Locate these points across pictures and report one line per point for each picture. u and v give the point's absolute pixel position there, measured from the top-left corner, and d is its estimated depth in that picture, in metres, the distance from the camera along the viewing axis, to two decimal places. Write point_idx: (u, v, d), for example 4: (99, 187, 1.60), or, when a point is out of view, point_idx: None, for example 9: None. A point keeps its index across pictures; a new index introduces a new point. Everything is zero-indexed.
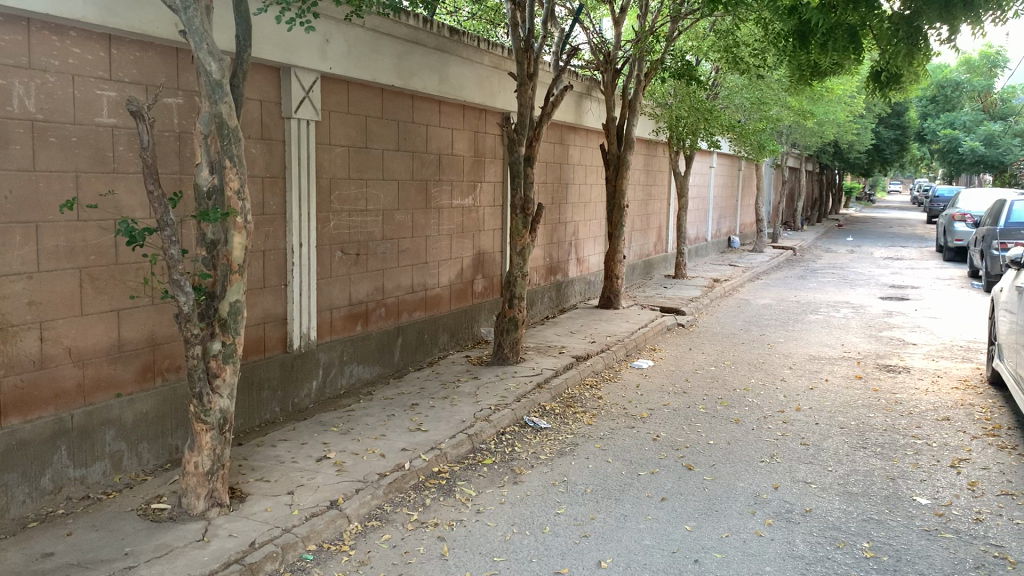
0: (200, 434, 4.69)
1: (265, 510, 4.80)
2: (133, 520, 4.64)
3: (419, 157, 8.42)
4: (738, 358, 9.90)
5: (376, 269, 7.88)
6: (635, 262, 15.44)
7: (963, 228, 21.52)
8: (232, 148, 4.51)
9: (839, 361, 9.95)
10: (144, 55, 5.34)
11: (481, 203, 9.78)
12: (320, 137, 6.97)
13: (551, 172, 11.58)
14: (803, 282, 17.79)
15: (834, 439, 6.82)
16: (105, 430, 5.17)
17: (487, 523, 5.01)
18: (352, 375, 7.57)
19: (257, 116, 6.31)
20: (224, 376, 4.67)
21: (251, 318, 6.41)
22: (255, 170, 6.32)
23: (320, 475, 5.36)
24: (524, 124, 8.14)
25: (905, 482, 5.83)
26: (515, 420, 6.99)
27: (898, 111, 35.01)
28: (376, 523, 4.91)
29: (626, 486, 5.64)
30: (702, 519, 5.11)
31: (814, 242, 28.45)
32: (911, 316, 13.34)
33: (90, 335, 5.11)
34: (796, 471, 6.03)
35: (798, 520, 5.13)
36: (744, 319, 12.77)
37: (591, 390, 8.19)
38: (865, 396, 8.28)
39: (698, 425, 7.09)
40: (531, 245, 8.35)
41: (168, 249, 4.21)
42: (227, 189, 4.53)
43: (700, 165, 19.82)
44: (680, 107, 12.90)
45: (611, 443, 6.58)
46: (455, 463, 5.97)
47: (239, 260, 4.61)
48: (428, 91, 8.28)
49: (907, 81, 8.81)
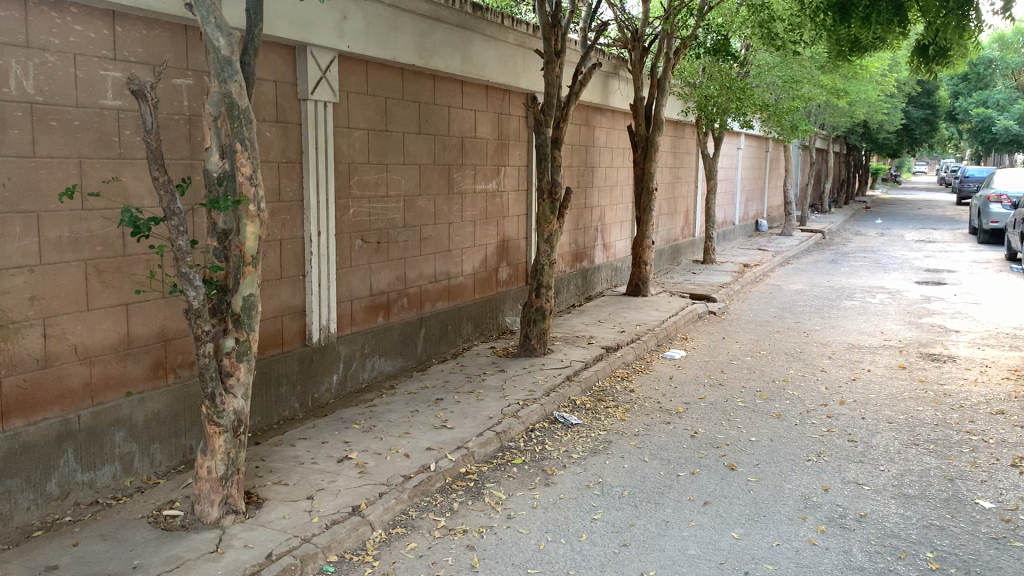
0: (212, 437, 4.39)
1: (283, 517, 4.50)
2: (143, 528, 4.37)
3: (441, 140, 8.07)
4: (773, 347, 9.50)
5: (397, 257, 7.55)
6: (663, 248, 15.03)
7: (1000, 209, 20.87)
8: (244, 131, 4.16)
9: (880, 350, 9.53)
10: (151, 32, 5.03)
11: (505, 187, 9.41)
12: (338, 119, 6.64)
13: (577, 155, 11.20)
14: (834, 266, 17.31)
15: (884, 435, 6.44)
16: (115, 431, 4.89)
17: (519, 530, 4.69)
18: (374, 368, 7.26)
19: (271, 97, 5.99)
20: (239, 375, 4.37)
21: (268, 311, 6.11)
22: (270, 155, 6.00)
23: (341, 477, 5.05)
24: (551, 104, 7.75)
25: (964, 484, 5.44)
26: (544, 415, 6.66)
27: (928, 90, 34.14)
28: (401, 531, 4.60)
29: (666, 488, 5.31)
30: (750, 525, 4.77)
31: (843, 225, 27.86)
32: (951, 302, 12.84)
33: (98, 331, 4.84)
34: (845, 471, 5.66)
35: (853, 527, 4.77)
36: (777, 306, 12.34)
37: (623, 383, 7.85)
38: (912, 388, 7.86)
39: (738, 421, 6.73)
40: (559, 232, 7.96)
41: (176, 240, 3.94)
42: (239, 174, 4.21)
43: (727, 147, 19.33)
44: (710, 85, 12.62)
45: (646, 441, 6.23)
46: (483, 463, 5.65)
47: (252, 251, 4.30)
48: (450, 70, 7.92)
49: (955, 56, 8.28)
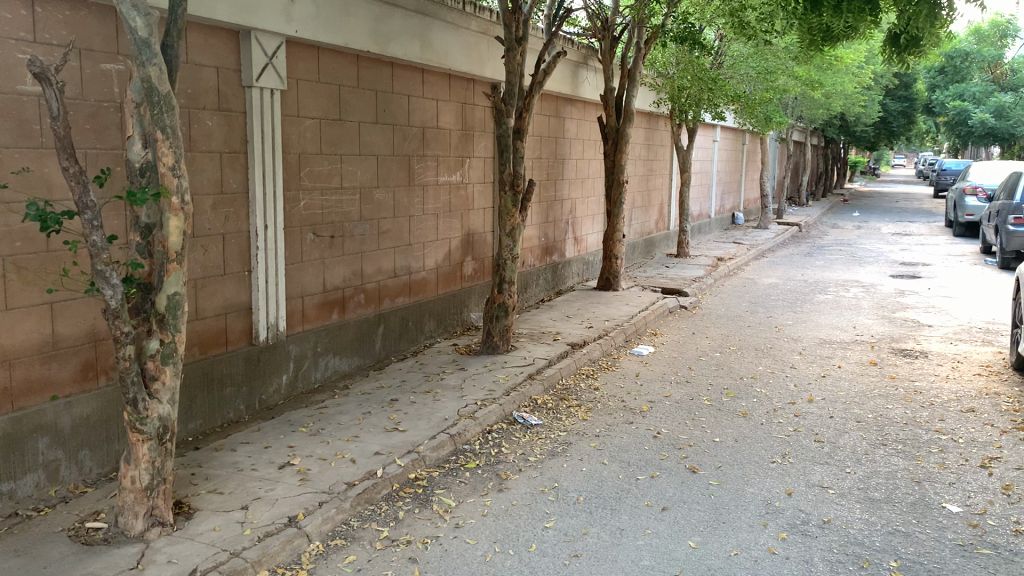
0: (136, 445, 4.10)
1: (213, 529, 4.24)
2: (61, 543, 4.09)
3: (401, 130, 7.80)
4: (743, 343, 9.32)
5: (353, 251, 7.28)
6: (636, 241, 14.84)
7: (975, 202, 20.89)
8: (164, 118, 3.87)
9: (852, 345, 9.36)
10: (75, 14, 4.73)
11: (470, 179, 9.15)
12: (287, 108, 6.36)
13: (546, 146, 10.95)
14: (810, 259, 17.18)
15: (851, 435, 6.26)
16: (37, 439, 4.60)
17: (466, 540, 4.46)
18: (328, 367, 7.00)
19: (213, 84, 5.70)
20: (164, 378, 4.10)
21: (210, 308, 5.83)
22: (211, 145, 5.71)
23: (280, 485, 4.79)
24: (513, 92, 7.51)
25: (932, 487, 5.26)
26: (503, 416, 6.43)
27: (905, 83, 34.17)
28: (340, 543, 4.35)
29: (623, 494, 5.08)
30: (708, 533, 4.56)
31: (820, 218, 27.82)
32: (925, 296, 12.73)
33: (19, 331, 4.55)
34: (810, 474, 5.47)
35: (816, 534, 4.58)
36: (750, 300, 12.18)
37: (587, 380, 7.63)
38: (882, 385, 7.70)
39: (702, 420, 6.53)
40: (522, 225, 7.72)
41: (89, 236, 3.67)
42: (161, 164, 3.92)
43: (703, 139, 19.16)
44: (683, 76, 12.40)
45: (607, 442, 6.02)
46: (434, 468, 5.40)
47: (177, 247, 4.02)
48: (409, 58, 7.64)
49: (927, 45, 8.13)
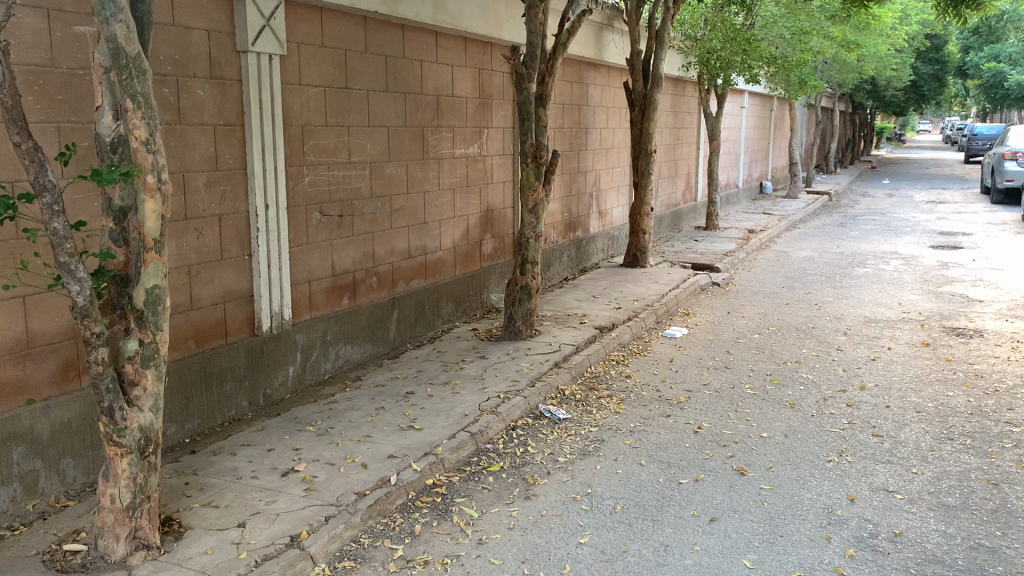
0: (114, 460, 3.59)
1: (204, 553, 3.75)
2: (33, 570, 3.62)
3: (414, 99, 7.22)
4: (783, 322, 8.72)
5: (364, 231, 6.75)
6: (663, 214, 14.23)
7: (1014, 167, 19.90)
8: (134, 85, 3.32)
9: (900, 324, 8.73)
10: None
11: (489, 151, 8.56)
12: (287, 76, 5.80)
13: (569, 115, 10.33)
14: (843, 230, 16.48)
15: (913, 428, 5.68)
16: (10, 448, 4.12)
17: (491, 560, 3.94)
18: (338, 357, 6.50)
19: (203, 49, 5.14)
20: (146, 384, 3.58)
21: (207, 297, 5.32)
22: (204, 116, 5.17)
23: (282, 497, 4.30)
24: (535, 54, 6.90)
25: (1012, 490, 4.68)
26: (528, 410, 5.90)
27: (937, 45, 32.99)
28: (348, 566, 3.85)
29: (665, 501, 4.55)
30: (765, 550, 4.01)
31: (850, 186, 26.95)
32: (970, 268, 12.01)
33: None
34: (872, 475, 4.90)
35: (887, 550, 4.02)
36: (785, 274, 11.54)
37: (618, 368, 7.07)
38: (938, 369, 7.08)
39: (746, 412, 5.97)
40: (545, 200, 7.14)
41: (49, 223, 3.15)
42: (133, 138, 3.37)
43: (730, 106, 18.40)
44: (713, 38, 11.71)
45: (644, 439, 5.47)
46: (454, 472, 4.89)
47: (155, 234, 3.48)
48: (421, 19, 7.04)
49: None
